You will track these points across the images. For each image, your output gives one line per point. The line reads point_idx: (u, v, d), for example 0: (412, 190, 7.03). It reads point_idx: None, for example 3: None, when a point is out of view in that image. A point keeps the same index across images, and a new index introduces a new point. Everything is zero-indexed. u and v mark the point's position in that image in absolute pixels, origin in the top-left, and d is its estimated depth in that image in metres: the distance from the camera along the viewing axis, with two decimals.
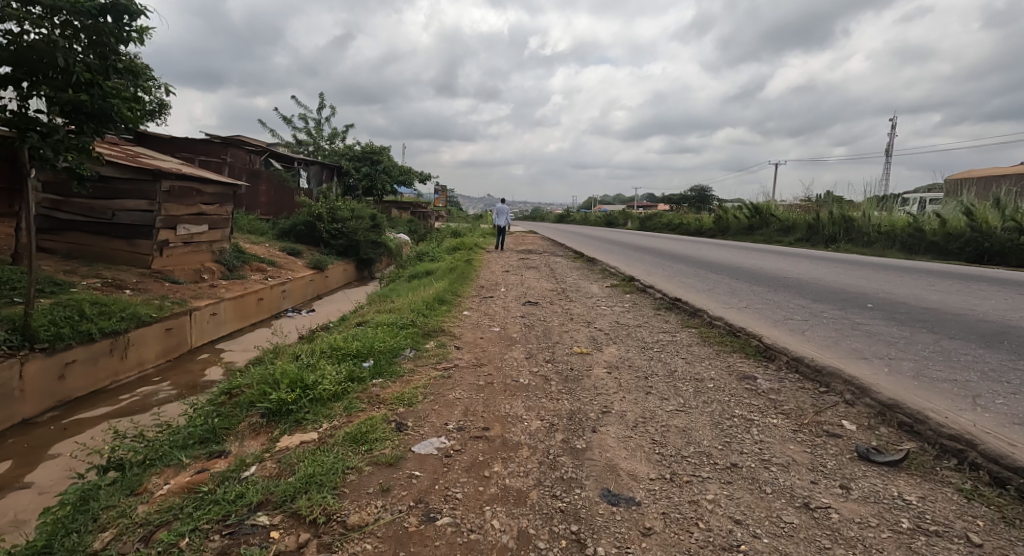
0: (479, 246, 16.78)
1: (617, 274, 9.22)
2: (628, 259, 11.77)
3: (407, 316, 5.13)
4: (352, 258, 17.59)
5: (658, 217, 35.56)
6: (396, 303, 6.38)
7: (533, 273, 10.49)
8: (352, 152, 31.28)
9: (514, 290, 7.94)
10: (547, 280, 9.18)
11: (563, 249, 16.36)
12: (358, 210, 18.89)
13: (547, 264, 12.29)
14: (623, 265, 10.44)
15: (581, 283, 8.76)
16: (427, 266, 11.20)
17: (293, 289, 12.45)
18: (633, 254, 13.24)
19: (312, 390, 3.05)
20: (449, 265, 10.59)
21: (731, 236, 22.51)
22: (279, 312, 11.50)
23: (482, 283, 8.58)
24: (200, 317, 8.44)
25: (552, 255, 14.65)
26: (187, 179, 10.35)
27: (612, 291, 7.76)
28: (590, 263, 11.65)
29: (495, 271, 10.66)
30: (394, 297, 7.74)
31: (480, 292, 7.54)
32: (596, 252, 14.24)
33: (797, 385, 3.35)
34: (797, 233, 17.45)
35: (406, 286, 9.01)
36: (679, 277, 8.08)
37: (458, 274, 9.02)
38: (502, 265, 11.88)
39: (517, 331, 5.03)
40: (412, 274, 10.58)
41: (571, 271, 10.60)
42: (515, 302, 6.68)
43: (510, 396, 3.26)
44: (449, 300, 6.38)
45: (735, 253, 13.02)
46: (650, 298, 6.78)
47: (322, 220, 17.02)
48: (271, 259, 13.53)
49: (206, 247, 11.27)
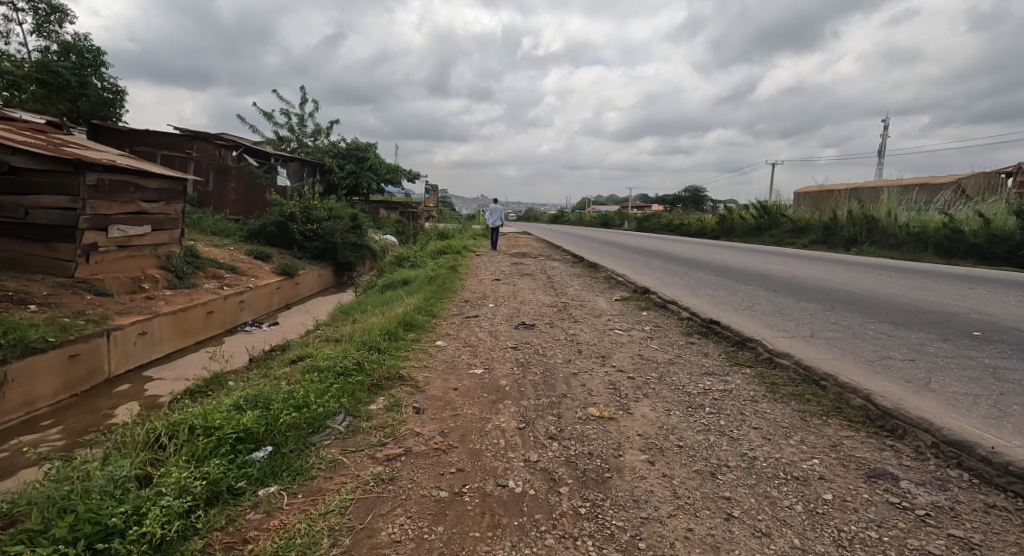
0: (468, 249, 15.37)
1: (627, 285, 7.87)
2: (636, 266, 10.41)
3: (354, 353, 3.70)
4: (328, 261, 16.12)
5: (656, 217, 34.31)
6: (354, 328, 4.98)
7: (529, 281, 9.11)
8: (336, 149, 29.76)
9: (505, 305, 6.55)
10: (543, 292, 7.80)
11: (560, 253, 15.02)
12: (336, 210, 17.41)
13: (543, 270, 10.91)
14: (632, 273, 9.10)
15: (584, 296, 7.39)
16: (407, 273, 9.78)
17: (254, 299, 10.98)
18: (639, 259, 11.92)
19: (111, 545, 1.61)
20: (431, 273, 9.19)
21: (738, 237, 21.26)
22: (235, 326, 10.04)
23: (467, 295, 7.20)
24: (123, 338, 6.94)
25: (549, 260, 13.27)
26: (121, 172, 8.86)
27: (623, 307, 6.38)
28: (592, 270, 10.29)
29: (484, 279, 9.28)
30: (357, 315, 6.33)
31: (463, 308, 6.14)
32: (597, 256, 12.90)
33: (984, 504, 1.96)
34: (812, 235, 16.18)
35: (378, 299, 7.61)
36: (705, 290, 6.72)
37: (439, 284, 7.63)
38: (491, 272, 10.50)
39: (505, 374, 3.63)
40: (389, 282, 9.18)
41: (572, 279, 9.23)
42: (505, 325, 5.29)
43: (489, 533, 1.83)
44: (419, 323, 4.97)
45: (752, 257, 11.71)
46: (674, 320, 5.39)
47: (295, 220, 15.51)
48: (232, 264, 12.04)
49: (149, 251, 9.76)
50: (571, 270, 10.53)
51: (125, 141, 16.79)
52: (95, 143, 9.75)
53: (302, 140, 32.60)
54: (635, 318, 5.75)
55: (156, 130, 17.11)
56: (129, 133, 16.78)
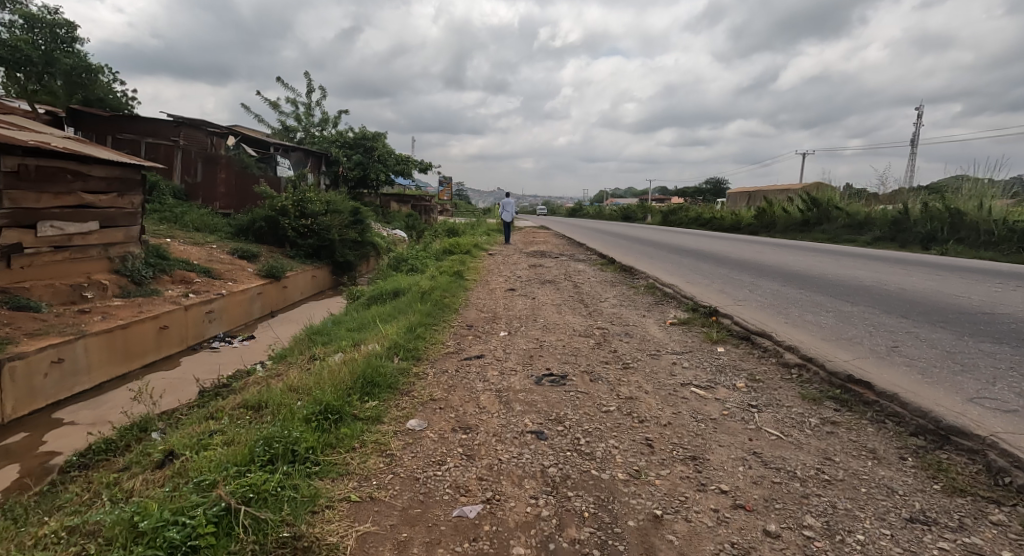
0: (479, 248, 13.66)
1: (681, 302, 6.05)
2: (681, 269, 8.56)
3: (238, 474, 1.96)
4: (325, 260, 14.60)
5: (683, 210, 32.33)
6: (294, 384, 3.25)
7: (552, 291, 7.35)
8: (343, 139, 28.23)
9: (521, 334, 4.79)
10: (572, 310, 6.03)
11: (584, 252, 13.24)
12: (336, 203, 15.85)
13: (568, 275, 9.14)
14: (681, 281, 7.33)
15: (627, 319, 5.58)
16: (402, 280, 8.09)
17: (228, 308, 9.39)
18: (679, 260, 10.12)
19: None
20: (431, 281, 7.50)
21: (781, 233, 19.19)
22: (201, 342, 8.46)
23: (471, 316, 5.47)
24: (27, 370, 5.35)
25: (572, 262, 11.48)
26: (53, 156, 7.33)
27: (687, 341, 4.55)
28: (627, 276, 8.48)
29: (495, 288, 7.57)
30: (320, 349, 4.64)
31: (464, 342, 4.39)
32: (630, 256, 11.07)
33: None
34: (877, 231, 14.19)
35: (358, 319, 5.93)
36: (800, 313, 4.87)
37: (435, 298, 5.92)
38: (506, 277, 8.80)
39: (524, 526, 1.87)
40: (379, 293, 7.50)
41: (605, 289, 7.42)
42: (522, 378, 3.52)
43: None
44: (390, 380, 3.23)
45: (817, 258, 9.83)
46: (779, 375, 3.53)
47: (287, 214, 13.97)
48: (208, 266, 10.52)
49: (99, 252, 8.19)
50: (601, 276, 8.72)
51: (107, 129, 15.46)
52: (34, 123, 8.24)
53: (310, 130, 31.19)
54: (714, 363, 3.93)
55: (139, 115, 15.63)
56: (111, 120, 15.49)
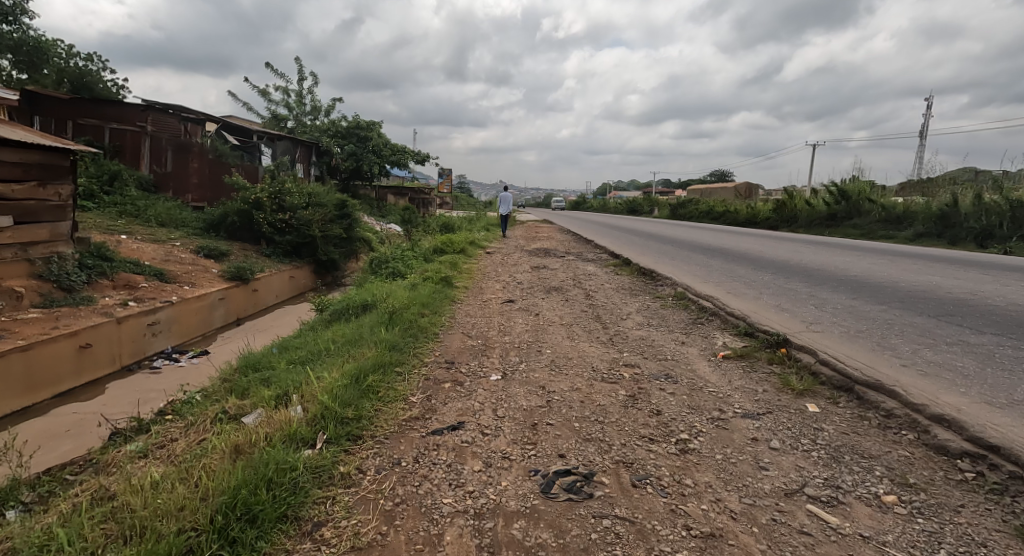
0: (476, 245, 12.36)
1: (729, 325, 4.65)
2: (713, 274, 7.18)
3: None
4: (306, 259, 13.31)
5: (693, 203, 31.04)
6: (125, 502, 1.88)
7: (559, 304, 5.99)
8: (336, 128, 26.82)
9: (520, 380, 3.41)
10: (587, 334, 4.66)
11: (593, 251, 11.92)
12: (320, 195, 14.53)
13: (575, 280, 7.81)
14: (720, 291, 5.96)
15: (662, 348, 4.20)
16: (378, 288, 6.76)
17: (179, 318, 8.04)
18: (706, 261, 8.77)
19: None
20: (411, 290, 6.15)
21: (805, 227, 17.83)
22: (142, 360, 7.14)
23: (454, 346, 4.11)
24: None
25: (579, 262, 10.13)
26: None
27: (757, 395, 3.16)
28: (648, 283, 7.10)
29: (488, 298, 6.24)
30: (234, 402, 3.26)
31: (437, 399, 3.02)
32: (647, 256, 9.72)
33: None
34: (918, 225, 12.89)
35: (310, 345, 4.58)
36: (911, 347, 3.48)
37: (407, 317, 4.56)
38: (503, 282, 7.48)
39: None
40: (347, 302, 6.16)
41: (624, 303, 6.04)
42: (524, 481, 2.14)
43: None
44: (289, 501, 1.87)
45: (865, 259, 8.49)
46: (941, 475, 2.15)
47: (262, 208, 12.66)
48: (163, 268, 9.23)
49: (17, 253, 6.88)
50: (616, 283, 7.36)
51: (68, 113, 14.15)
52: None
53: (301, 119, 29.80)
54: (818, 439, 2.53)
55: (104, 98, 14.37)
56: (72, 104, 14.15)
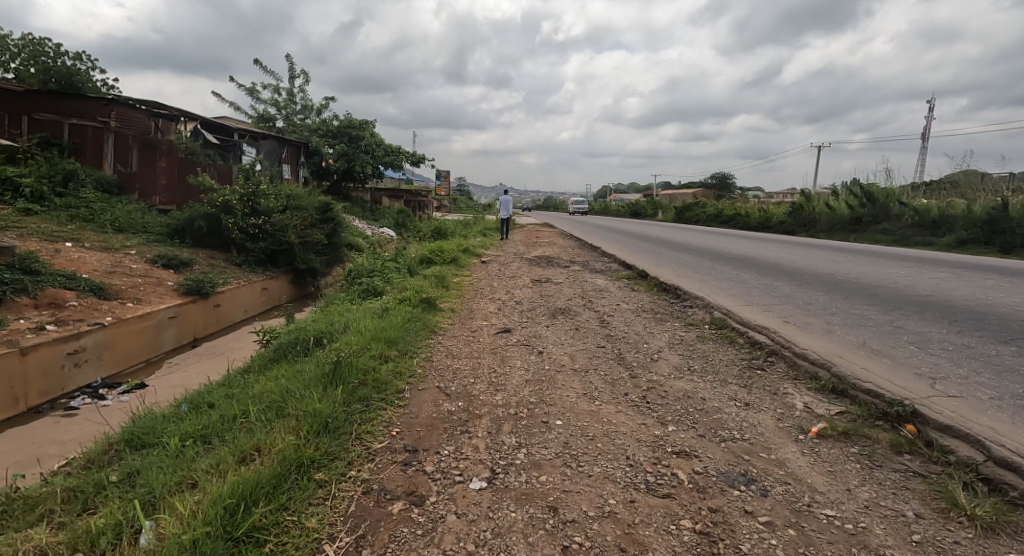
0: (469, 252, 11.16)
1: (805, 377, 3.40)
2: (753, 292, 5.93)
3: None
4: (283, 268, 12.09)
5: (699, 206, 29.95)
6: None
7: (569, 336, 4.72)
8: (326, 127, 25.65)
9: (520, 491, 2.14)
10: (611, 388, 3.38)
11: (600, 260, 10.73)
12: (300, 198, 13.31)
13: (584, 298, 6.59)
14: (772, 318, 4.70)
15: (721, 415, 2.94)
16: (344, 311, 5.52)
17: (114, 344, 6.77)
18: (735, 274, 7.52)
19: None
20: (381, 316, 4.89)
21: (826, 232, 16.71)
22: (58, 398, 5.90)
23: (424, 415, 2.84)
24: None
25: (585, 274, 8.91)
26: None
27: (914, 528, 1.89)
28: (674, 306, 5.87)
29: (479, 327, 4.99)
30: (48, 531, 1.99)
31: (376, 549, 1.75)
32: (665, 268, 8.48)
33: None
34: (959, 232, 11.72)
35: (228, 403, 3.30)
36: None
37: (362, 364, 3.29)
38: (497, 302, 6.27)
39: None
40: (301, 330, 4.89)
41: (650, 334, 4.78)
42: None
43: None
44: None
45: (923, 272, 7.26)
46: None
47: (232, 212, 11.44)
48: (104, 281, 7.99)
49: None
50: (634, 304, 6.12)
51: (23, 107, 12.91)
52: None
53: (291, 119, 28.63)
54: None
55: (62, 91, 13.08)
56: (27, 98, 12.92)
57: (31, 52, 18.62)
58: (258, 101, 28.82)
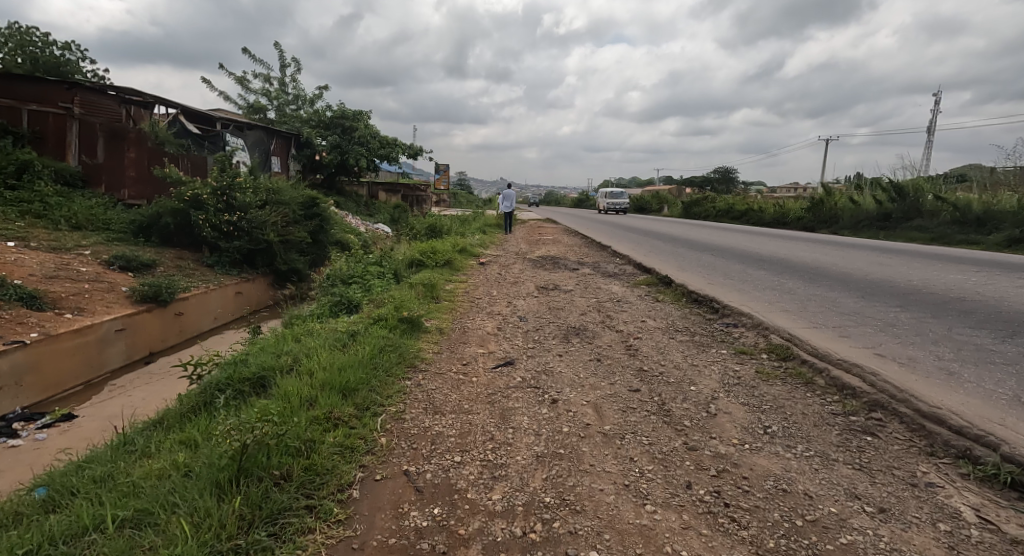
0: (467, 252, 10.11)
1: (951, 455, 2.31)
2: (812, 307, 4.83)
3: None
4: (262, 269, 11.03)
5: (707, 201, 28.88)
6: None
7: (589, 372, 3.61)
8: (319, 118, 24.52)
9: None
10: (664, 473, 2.27)
11: (612, 261, 9.65)
12: (283, 192, 12.21)
13: (601, 313, 5.50)
14: (855, 349, 3.62)
15: (852, 538, 1.83)
16: (304, 331, 4.40)
17: (39, 366, 5.69)
18: (776, 280, 6.44)
19: None
20: (345, 343, 3.79)
21: (850, 229, 15.66)
22: None
23: (373, 547, 1.73)
24: None
25: (597, 279, 7.82)
26: None
27: None
28: (715, 326, 4.76)
29: (473, 358, 3.90)
30: None
31: None
32: (690, 273, 7.39)
33: None
34: (1007, 231, 10.66)
35: (92, 497, 2.19)
36: None
37: (289, 440, 2.18)
38: (497, 318, 5.20)
39: None
40: (242, 359, 3.76)
41: (695, 370, 3.68)
42: None
43: None
44: None
45: (998, 279, 6.19)
46: None
47: (204, 207, 10.34)
48: (43, 287, 6.91)
49: None
50: (663, 324, 5.02)
51: None
52: None
53: (283, 110, 27.47)
54: None
55: (18, 75, 11.94)
56: None
57: (19, 42, 17.85)
58: (248, 90, 27.62)
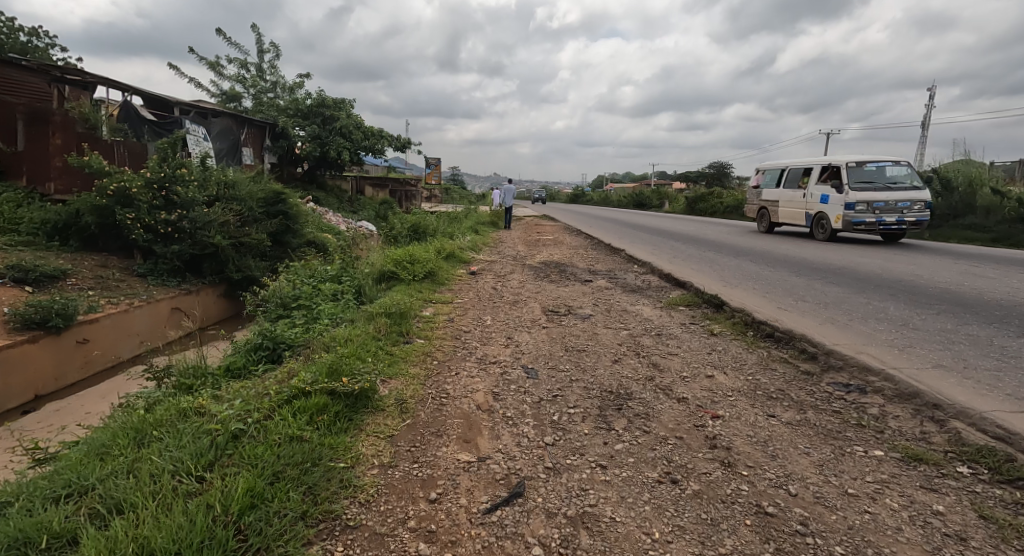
0: (456, 259, 8.42)
1: None
2: (978, 360, 3.16)
3: None
4: (212, 279, 9.25)
5: (714, 196, 27.40)
6: None
7: (670, 527, 1.88)
8: (297, 107, 22.52)
9: None
10: None
11: (630, 270, 7.98)
12: (239, 188, 10.41)
13: (646, 362, 3.81)
14: None
15: None
16: (169, 411, 2.61)
17: None
18: (869, 304, 4.77)
19: None
20: (208, 468, 2.03)
21: None
22: None
23: None
24: None
25: (619, 298, 6.16)
26: None
27: None
28: (832, 396, 3.06)
29: (452, 481, 2.18)
30: None
31: None
32: (742, 290, 5.70)
33: None
34: None
35: None
36: None
37: None
38: (494, 374, 3.51)
39: None
40: (6, 499, 1.97)
41: (863, 512, 1.97)
42: None
43: None
44: None
45: None
46: None
47: (135, 204, 8.52)
48: None
49: None
50: (743, 385, 3.31)
51: None
52: None
53: (260, 97, 25.53)
54: None
55: None
56: None
57: None
58: (221, 76, 25.66)
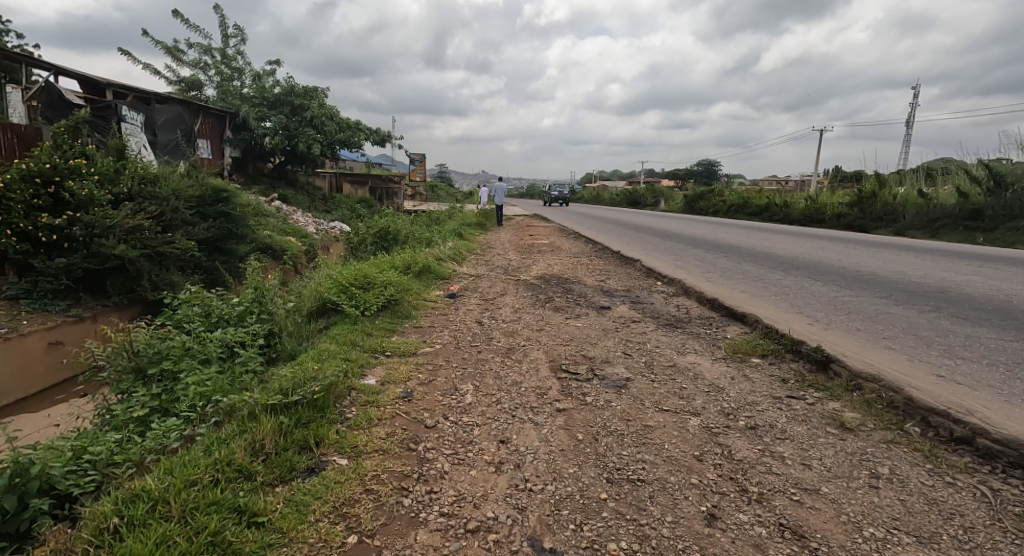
0: (432, 277, 6.47)
1: None
2: None
3: None
4: (119, 299, 7.18)
5: (714, 194, 25.67)
6: None
7: None
8: (262, 95, 20.26)
9: None
10: None
11: (658, 292, 6.13)
12: (162, 184, 8.31)
13: (777, 527, 1.93)
14: None
15: None
16: None
17: None
18: None
19: None
20: None
21: (922, 229, 12.55)
22: None
23: None
24: None
25: (660, 342, 4.30)
26: None
27: None
28: None
29: None
30: None
31: None
32: (845, 336, 3.87)
33: None
34: None
35: None
36: None
37: None
38: None
39: None
40: None
41: None
42: None
43: None
44: None
45: None
46: None
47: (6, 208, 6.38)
48: None
49: None
50: None
51: None
52: None
53: (223, 85, 23.19)
54: None
55: None
56: None
57: None
58: (180, 63, 23.25)
